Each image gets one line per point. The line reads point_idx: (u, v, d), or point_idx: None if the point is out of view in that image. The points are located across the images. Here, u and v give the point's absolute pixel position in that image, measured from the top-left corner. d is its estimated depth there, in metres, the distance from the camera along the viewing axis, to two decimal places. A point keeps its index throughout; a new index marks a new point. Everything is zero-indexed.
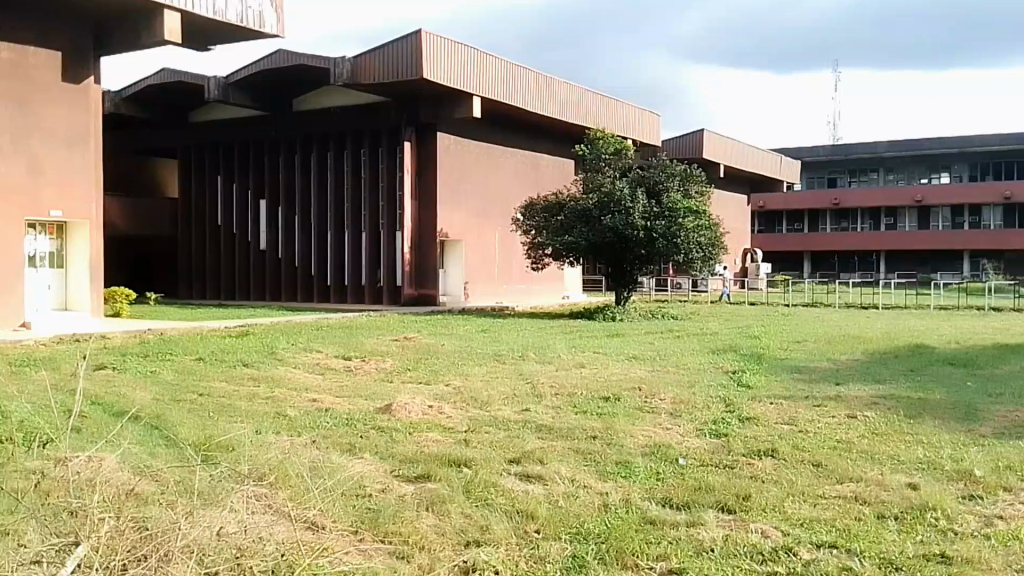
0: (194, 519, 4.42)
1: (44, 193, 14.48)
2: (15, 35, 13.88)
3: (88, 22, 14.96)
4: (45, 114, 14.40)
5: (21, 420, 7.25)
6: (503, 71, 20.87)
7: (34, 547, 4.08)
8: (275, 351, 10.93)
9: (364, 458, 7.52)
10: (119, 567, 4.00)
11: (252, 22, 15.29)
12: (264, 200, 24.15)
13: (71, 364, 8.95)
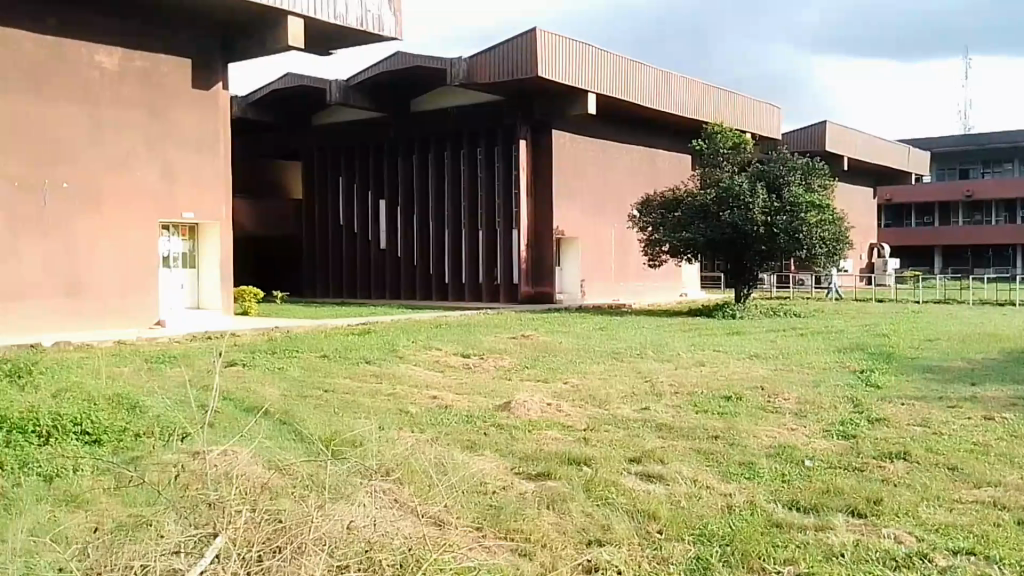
0: (326, 511, 4.48)
1: (178, 197, 15.15)
2: (148, 45, 14.54)
3: (214, 32, 15.54)
4: (177, 120, 15.04)
5: (159, 414, 7.31)
6: (617, 67, 20.73)
7: (173, 536, 4.14)
8: (395, 349, 11.10)
9: (484, 455, 7.51)
10: (256, 559, 4.04)
11: (371, 25, 15.63)
12: (383, 200, 24.72)
13: (205, 360, 9.28)
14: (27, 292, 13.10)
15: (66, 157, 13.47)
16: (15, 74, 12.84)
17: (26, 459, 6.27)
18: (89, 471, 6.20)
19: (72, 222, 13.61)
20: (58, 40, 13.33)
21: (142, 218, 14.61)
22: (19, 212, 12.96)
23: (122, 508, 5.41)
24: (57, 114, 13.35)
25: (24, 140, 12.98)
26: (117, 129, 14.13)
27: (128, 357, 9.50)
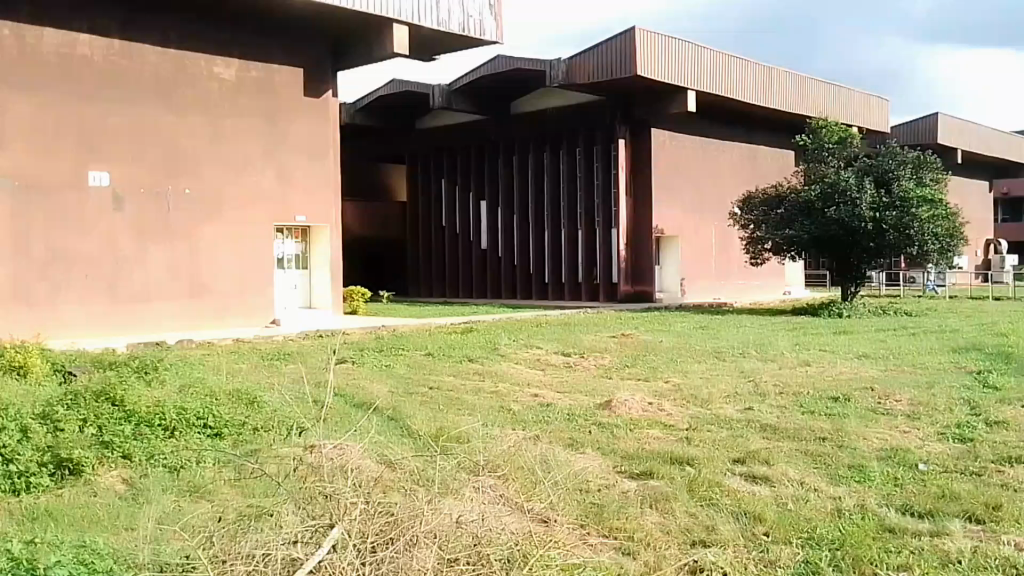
0: (436, 507, 4.54)
1: (292, 201, 15.72)
2: (264, 56, 15.13)
3: (325, 41, 16.01)
4: (291, 127, 15.58)
5: (276, 409, 7.49)
6: (716, 63, 20.39)
7: (292, 526, 4.33)
8: (497, 347, 11.28)
9: (586, 453, 7.56)
10: (369, 549, 4.17)
11: (473, 30, 15.84)
12: (484, 201, 25.04)
13: (318, 359, 9.55)
14: (153, 293, 13.88)
15: (187, 165, 14.17)
16: (142, 87, 13.61)
17: (153, 451, 6.47)
18: (211, 463, 6.40)
19: (194, 227, 14.31)
20: (179, 54, 14.03)
21: (258, 222, 15.22)
22: (146, 217, 13.74)
23: (241, 499, 5.52)
24: (180, 124, 14.06)
25: (150, 149, 13.74)
26: (235, 137, 14.76)
27: (245, 354, 9.94)
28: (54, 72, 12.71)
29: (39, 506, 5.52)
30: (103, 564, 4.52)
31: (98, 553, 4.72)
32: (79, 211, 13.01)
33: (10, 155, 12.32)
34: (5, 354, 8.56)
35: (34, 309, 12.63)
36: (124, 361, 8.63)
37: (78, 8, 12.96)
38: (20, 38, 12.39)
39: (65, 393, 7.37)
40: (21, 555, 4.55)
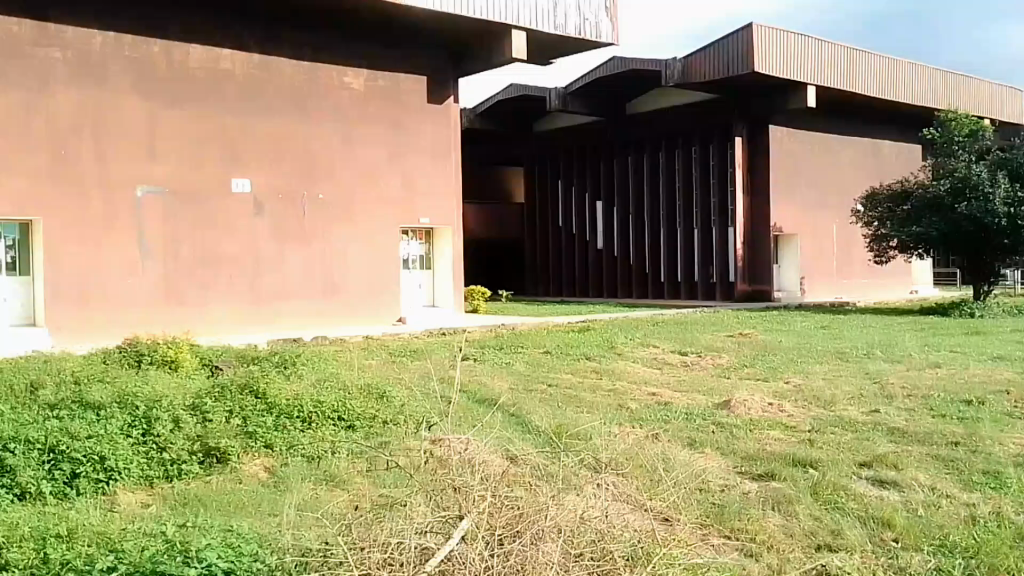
0: (560, 500, 4.42)
1: (416, 204, 16.16)
2: (390, 66, 15.64)
3: (446, 49, 16.40)
4: (415, 132, 16.04)
5: (404, 404, 7.66)
6: (835, 57, 19.82)
7: (423, 516, 4.29)
8: (614, 346, 11.40)
9: (706, 453, 7.40)
10: (498, 540, 4.10)
11: (590, 33, 15.92)
12: (601, 201, 25.16)
13: (440, 357, 9.81)
14: (290, 293, 14.58)
15: (321, 170, 14.81)
16: (279, 98, 14.31)
17: (292, 441, 6.63)
18: (346, 454, 6.51)
19: (326, 230, 14.95)
20: (312, 65, 14.64)
21: (385, 224, 15.73)
22: (284, 221, 14.45)
23: (374, 488, 5.62)
24: (314, 132, 14.71)
25: (287, 156, 14.43)
26: (363, 144, 15.30)
27: (375, 352, 10.33)
28: (202, 86, 13.52)
29: (190, 491, 5.63)
30: (248, 548, 4.52)
31: (244, 537, 4.80)
32: (225, 216, 13.82)
33: (165, 166, 13.20)
34: (159, 347, 9.30)
35: (186, 308, 13.49)
36: (265, 356, 9.19)
37: (220, 24, 13.72)
38: (169, 53, 13.21)
39: (213, 385, 7.83)
40: (174, 537, 4.66)
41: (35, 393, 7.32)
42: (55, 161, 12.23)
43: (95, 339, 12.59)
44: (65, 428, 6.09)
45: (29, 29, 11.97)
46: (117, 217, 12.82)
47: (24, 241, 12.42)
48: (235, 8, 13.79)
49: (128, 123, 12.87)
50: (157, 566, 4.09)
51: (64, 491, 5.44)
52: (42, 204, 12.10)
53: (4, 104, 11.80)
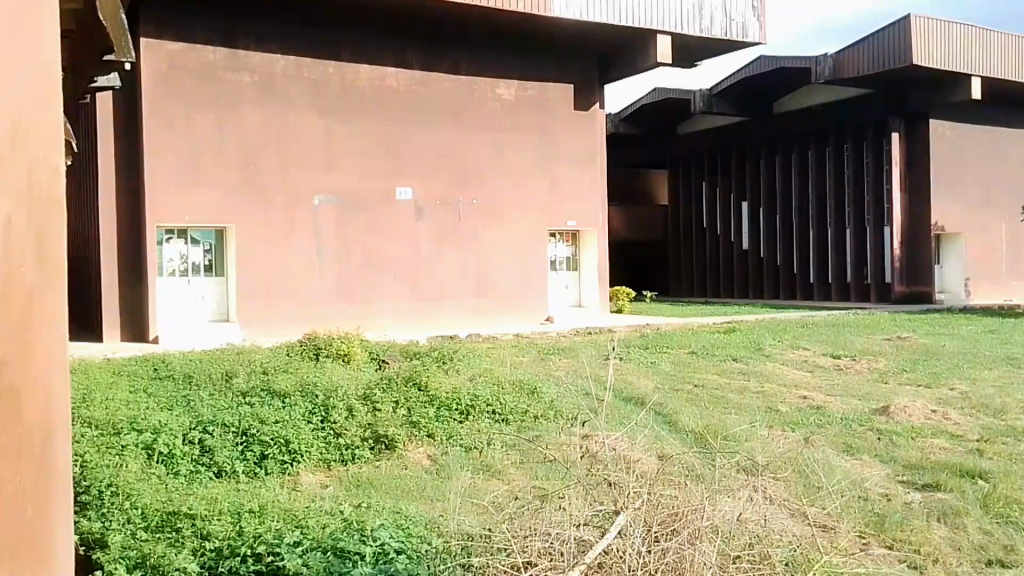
0: (716, 501, 4.23)
1: (564, 206, 16.40)
2: (539, 75, 15.99)
3: (594, 58, 16.60)
4: (564, 138, 16.31)
5: (553, 400, 7.87)
6: (1002, 46, 18.62)
7: (575, 510, 4.17)
8: (762, 347, 11.29)
9: (865, 460, 7.17)
10: (655, 538, 3.97)
11: (737, 34, 15.71)
12: (746, 202, 24.68)
13: (588, 355, 10.14)
14: (446, 292, 15.14)
15: (475, 177, 15.32)
16: (437, 109, 14.94)
17: (451, 432, 6.97)
18: (500, 445, 6.71)
19: (480, 233, 15.42)
20: (469, 80, 15.23)
21: (533, 227, 16.04)
22: (441, 224, 15.04)
23: (529, 477, 5.78)
24: (469, 140, 15.25)
25: (445, 164, 15.04)
26: (514, 150, 15.72)
27: (528, 350, 10.73)
28: (368, 101, 14.33)
29: (362, 475, 6.02)
30: (417, 531, 4.57)
31: (413, 520, 4.92)
32: (387, 221, 14.54)
33: (337, 175, 14.07)
34: (331, 342, 10.01)
35: (354, 306, 14.30)
36: (426, 352, 9.80)
37: (383, 42, 14.48)
38: (342, 74, 14.10)
39: (381, 377, 8.43)
40: (351, 517, 4.80)
41: (230, 382, 8.18)
42: (242, 174, 13.29)
43: (276, 334, 13.58)
44: (256, 414, 6.81)
45: (223, 57, 13.13)
46: (296, 222, 13.76)
47: (220, 245, 13.53)
48: (395, 28, 14.51)
49: (305, 139, 13.81)
50: (338, 543, 4.10)
51: (254, 471, 5.97)
52: (232, 214, 13.21)
53: (199, 123, 12.95)
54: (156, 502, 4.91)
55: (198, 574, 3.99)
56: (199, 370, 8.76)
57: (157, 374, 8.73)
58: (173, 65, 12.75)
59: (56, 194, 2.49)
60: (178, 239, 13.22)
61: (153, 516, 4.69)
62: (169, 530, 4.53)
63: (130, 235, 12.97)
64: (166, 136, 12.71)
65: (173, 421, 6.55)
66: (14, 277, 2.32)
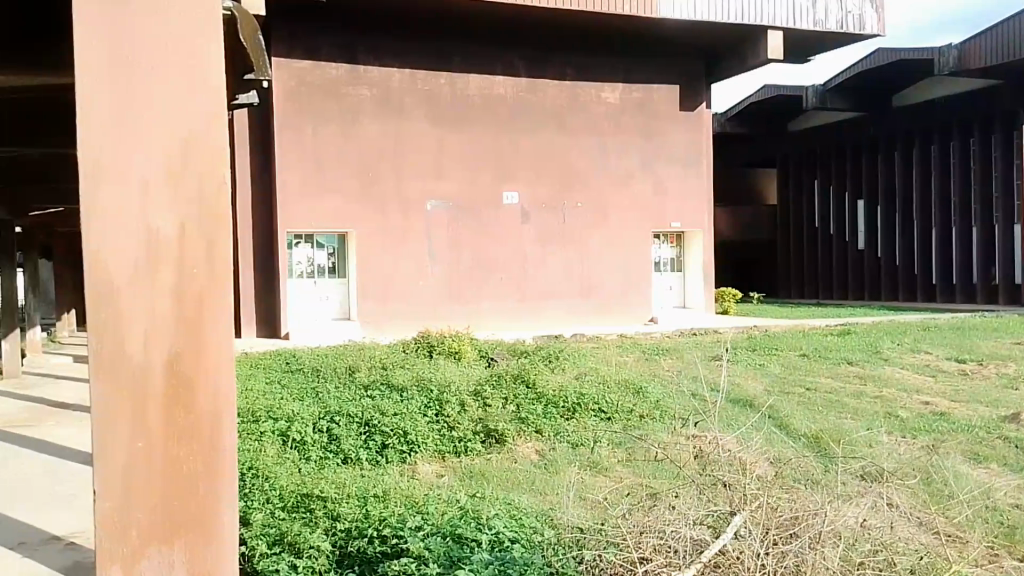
0: (837, 507, 4.30)
1: (670, 208, 16.34)
2: (646, 78, 16.06)
3: (701, 58, 16.50)
4: (670, 139, 16.27)
5: (658, 400, 7.99)
6: None
7: (685, 511, 4.27)
8: (880, 351, 11.02)
9: (992, 469, 6.73)
10: (773, 540, 4.08)
11: (853, 26, 15.32)
12: (862, 200, 23.94)
13: (694, 356, 10.19)
14: (552, 293, 15.42)
15: (581, 180, 15.53)
16: (545, 115, 15.26)
17: (558, 428, 7.22)
18: (606, 442, 6.92)
19: (586, 235, 15.63)
20: (575, 85, 15.47)
21: (639, 229, 16.08)
22: (548, 227, 15.33)
23: (636, 475, 5.96)
24: (576, 145, 15.48)
25: (552, 169, 15.32)
26: (620, 152, 15.83)
27: (631, 349, 11.01)
28: (479, 109, 14.77)
29: (473, 466, 6.36)
30: (531, 522, 4.82)
31: (527, 511, 5.18)
32: (497, 225, 14.96)
33: (449, 180, 14.58)
34: (443, 340, 10.52)
35: (466, 305, 14.79)
36: (533, 351, 10.11)
37: (492, 52, 14.90)
38: (453, 84, 14.61)
39: (490, 374, 8.87)
40: (469, 506, 5.10)
41: (352, 375, 8.77)
42: (362, 182, 13.97)
43: (393, 331, 14.24)
44: (377, 406, 7.36)
45: (345, 73, 13.84)
46: (411, 227, 14.34)
47: (342, 249, 14.30)
48: (504, 38, 14.92)
49: (418, 147, 14.36)
50: (457, 530, 4.39)
51: (375, 458, 6.42)
52: (352, 220, 13.91)
53: (323, 135, 13.69)
54: (291, 484, 5.40)
55: (330, 553, 4.37)
56: (325, 365, 9.37)
57: (289, 367, 9.39)
58: (300, 81, 13.53)
59: (220, 210, 2.74)
60: (306, 243, 14.04)
61: (289, 497, 5.14)
62: (303, 509, 4.97)
63: (263, 240, 13.84)
64: (293, 148, 13.49)
65: (304, 411, 7.15)
66: (183, 283, 2.71)
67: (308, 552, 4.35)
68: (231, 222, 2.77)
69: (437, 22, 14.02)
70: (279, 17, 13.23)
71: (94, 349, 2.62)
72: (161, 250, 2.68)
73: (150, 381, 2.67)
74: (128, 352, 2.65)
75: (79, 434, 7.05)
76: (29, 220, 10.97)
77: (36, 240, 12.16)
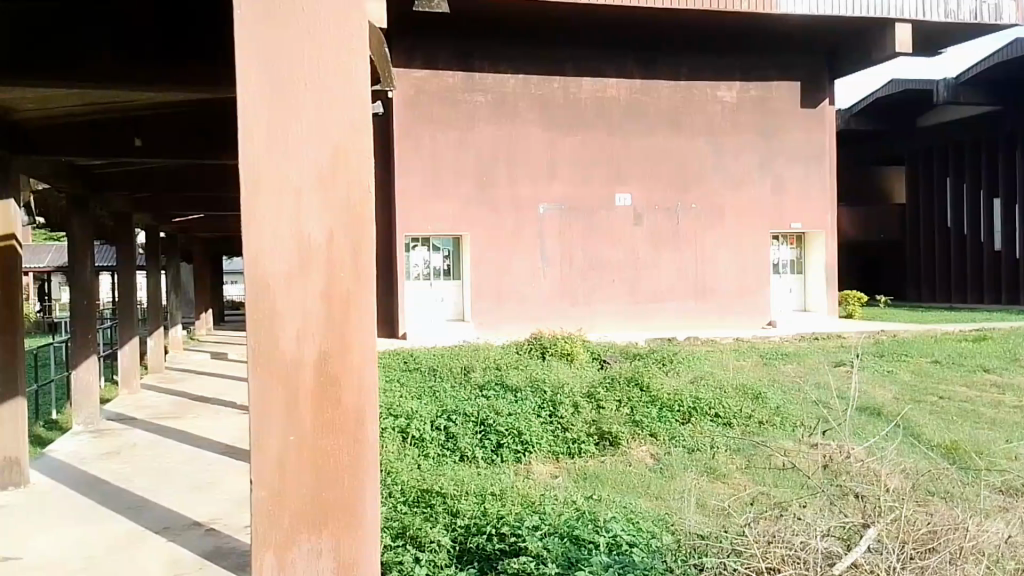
0: (981, 523, 4.12)
1: (789, 208, 15.86)
2: (763, 76, 15.69)
3: (822, 53, 15.97)
4: (789, 137, 15.80)
5: (779, 406, 7.77)
6: None
7: (814, 521, 4.19)
8: (1020, 358, 10.37)
9: None
10: (910, 556, 3.94)
11: (989, 16, 14.48)
12: (998, 199, 22.54)
13: (816, 362, 9.89)
14: (665, 295, 15.25)
15: (695, 181, 15.30)
16: (659, 116, 15.12)
17: (674, 432, 7.14)
18: (724, 448, 6.78)
19: (700, 236, 15.38)
20: (689, 85, 15.28)
21: (756, 230, 15.68)
22: (661, 228, 15.17)
23: (756, 484, 5.82)
24: (690, 146, 15.26)
25: (665, 170, 15.16)
26: (737, 152, 15.50)
27: (747, 352, 10.84)
28: (593, 111, 14.79)
29: (589, 468, 6.36)
30: (649, 526, 4.78)
31: (645, 515, 5.16)
32: (610, 227, 14.91)
33: (562, 183, 14.65)
34: (557, 342, 10.60)
35: (578, 307, 14.82)
36: (646, 353, 10.11)
37: (607, 55, 14.91)
38: (566, 88, 14.69)
39: (603, 376, 8.89)
40: (586, 508, 5.13)
41: (467, 375, 8.96)
42: (476, 186, 14.23)
43: (507, 332, 14.43)
44: (492, 406, 7.50)
45: (460, 80, 14.15)
46: (524, 229, 14.48)
47: (457, 252, 14.64)
48: (618, 40, 14.89)
49: (533, 150, 14.50)
50: (576, 531, 4.41)
51: (491, 457, 6.52)
52: (467, 223, 14.20)
53: (440, 142, 14.04)
54: (412, 480, 5.58)
55: (450, 548, 4.44)
56: (442, 365, 9.58)
57: (407, 366, 9.67)
58: (419, 89, 13.91)
59: (365, 206, 2.61)
60: (422, 246, 14.45)
61: (411, 492, 5.31)
62: (424, 505, 5.12)
63: (383, 243, 14.32)
64: (412, 154, 13.90)
65: (422, 409, 7.39)
66: (331, 283, 2.59)
67: (429, 546, 4.45)
68: (375, 219, 2.63)
69: (551, 26, 14.15)
70: (399, 28, 13.68)
71: (251, 344, 2.55)
72: (312, 249, 2.57)
73: (301, 379, 2.58)
74: (282, 347, 2.57)
75: (220, 426, 7.51)
76: (171, 226, 11.73)
77: (177, 244, 12.99)
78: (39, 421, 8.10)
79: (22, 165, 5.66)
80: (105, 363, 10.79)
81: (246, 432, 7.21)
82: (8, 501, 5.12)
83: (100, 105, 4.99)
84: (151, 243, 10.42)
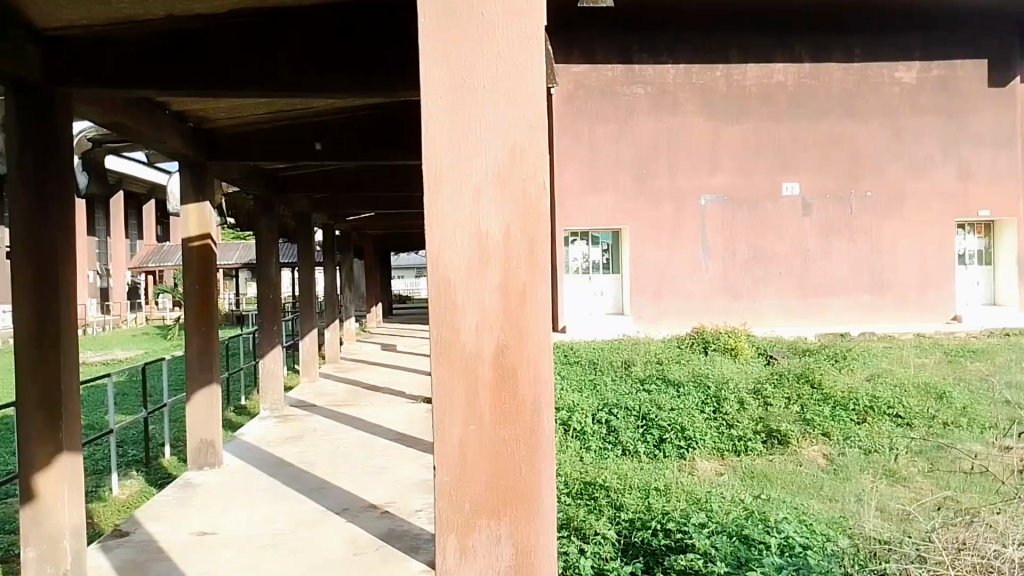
0: None
1: (976, 194, 14.65)
2: (947, 53, 14.60)
3: (1014, 26, 14.68)
4: (976, 119, 14.60)
5: (965, 406, 7.23)
6: None
7: (1007, 529, 3.90)
8: None
9: None
10: None
11: None
12: None
13: (1009, 360, 9.13)
14: (836, 287, 14.51)
15: (869, 168, 14.45)
16: (830, 101, 14.41)
17: (849, 432, 6.78)
18: (905, 449, 6.37)
19: (874, 226, 14.50)
20: (864, 67, 14.47)
21: (940, 218, 14.59)
22: (832, 218, 14.42)
23: (941, 488, 5.44)
24: (863, 131, 14.45)
25: (836, 157, 14.41)
26: (916, 136, 14.51)
27: (929, 349, 10.18)
28: (758, 99, 14.30)
29: (757, 468, 6.15)
30: (821, 528, 4.59)
31: (817, 517, 4.95)
32: (777, 218, 14.34)
33: (725, 174, 14.25)
34: (721, 337, 10.39)
35: (742, 301, 14.37)
36: (816, 350, 9.67)
37: (774, 39, 14.35)
38: (729, 76, 14.29)
39: (770, 373, 8.59)
40: (754, 508, 4.98)
41: (628, 369, 8.96)
42: (635, 179, 14.12)
43: (669, 327, 14.22)
44: (653, 401, 7.43)
45: (621, 73, 14.08)
46: (684, 222, 14.19)
47: (616, 245, 14.62)
48: (785, 24, 14.31)
49: (694, 142, 14.21)
50: (745, 531, 4.28)
51: (654, 451, 6.46)
52: (627, 216, 14.11)
53: (598, 136, 14.07)
54: (575, 472, 5.65)
55: (615, 541, 4.41)
56: (602, 359, 9.60)
57: (566, 360, 9.75)
58: (578, 84, 13.97)
59: (541, 202, 2.32)
60: (581, 240, 14.54)
61: (574, 484, 5.37)
62: (588, 496, 5.16)
63: None
64: (570, 149, 14.01)
65: (583, 401, 7.46)
66: (506, 280, 2.33)
67: (594, 538, 4.46)
68: (548, 217, 2.33)
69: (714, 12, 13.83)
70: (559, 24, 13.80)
71: (434, 332, 2.34)
72: (490, 247, 2.32)
73: (479, 370, 2.33)
74: (461, 336, 2.33)
75: (393, 414, 7.88)
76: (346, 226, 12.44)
77: (349, 242, 13.77)
78: (231, 405, 8.81)
79: (217, 170, 6.19)
80: (289, 352, 11.62)
81: (417, 420, 7.53)
82: (204, 479, 5.62)
83: (286, 112, 5.34)
84: (328, 241, 11.07)
